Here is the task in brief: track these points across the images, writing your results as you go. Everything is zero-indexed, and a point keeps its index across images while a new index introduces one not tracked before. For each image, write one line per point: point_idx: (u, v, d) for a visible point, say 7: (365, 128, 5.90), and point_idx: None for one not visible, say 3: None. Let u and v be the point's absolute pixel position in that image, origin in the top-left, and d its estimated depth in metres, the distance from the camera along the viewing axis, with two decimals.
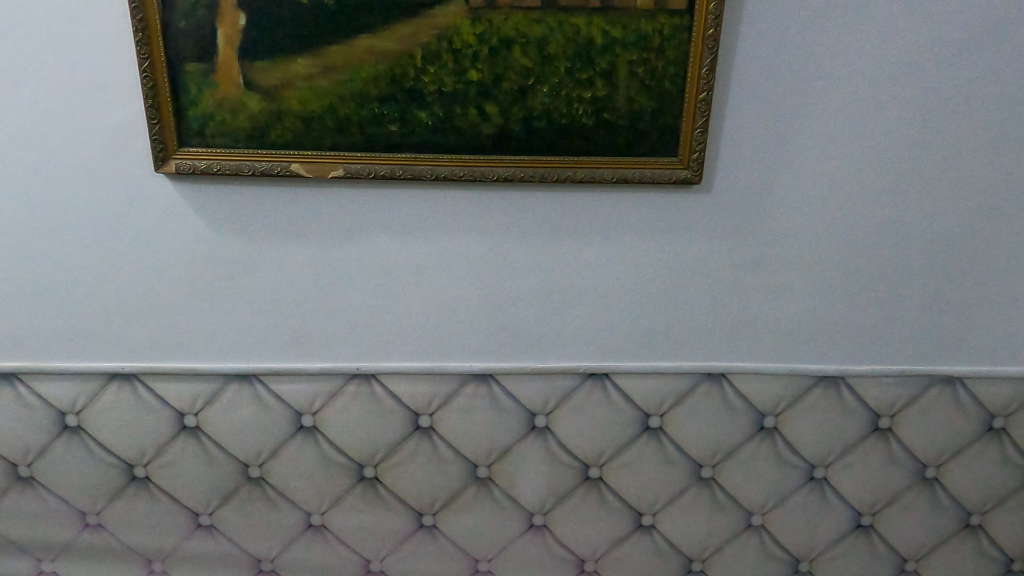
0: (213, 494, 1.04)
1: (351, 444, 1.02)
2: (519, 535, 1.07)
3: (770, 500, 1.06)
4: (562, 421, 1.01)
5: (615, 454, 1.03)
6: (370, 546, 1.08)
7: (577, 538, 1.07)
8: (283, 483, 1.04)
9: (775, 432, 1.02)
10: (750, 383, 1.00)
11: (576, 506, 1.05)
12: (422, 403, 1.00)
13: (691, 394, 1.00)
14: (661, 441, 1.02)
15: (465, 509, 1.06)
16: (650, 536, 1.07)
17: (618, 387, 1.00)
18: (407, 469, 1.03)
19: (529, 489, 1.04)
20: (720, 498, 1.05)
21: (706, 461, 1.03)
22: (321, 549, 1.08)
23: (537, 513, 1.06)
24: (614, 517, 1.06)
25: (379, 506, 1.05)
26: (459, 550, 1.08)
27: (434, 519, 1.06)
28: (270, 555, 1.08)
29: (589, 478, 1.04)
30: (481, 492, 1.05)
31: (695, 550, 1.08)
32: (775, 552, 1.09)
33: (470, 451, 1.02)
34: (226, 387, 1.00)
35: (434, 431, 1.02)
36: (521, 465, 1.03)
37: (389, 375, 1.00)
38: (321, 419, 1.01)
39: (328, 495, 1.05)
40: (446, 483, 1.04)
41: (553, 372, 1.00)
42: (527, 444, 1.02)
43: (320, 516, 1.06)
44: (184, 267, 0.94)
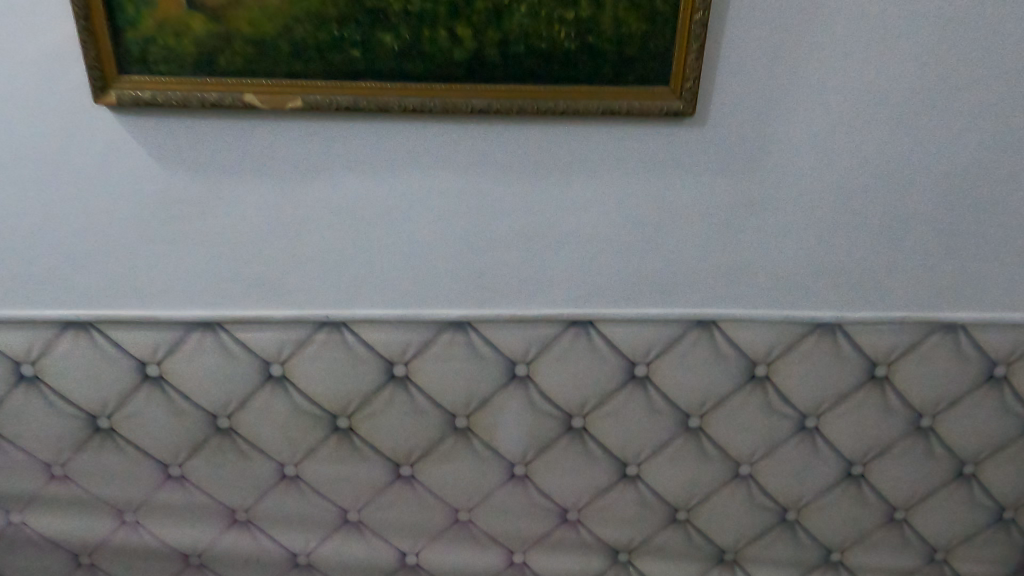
0: (181, 446, 1.00)
1: (323, 395, 0.97)
2: (500, 486, 1.04)
3: (758, 450, 1.02)
4: (544, 370, 0.96)
5: (599, 404, 0.98)
6: (347, 497, 1.05)
7: (559, 488, 1.05)
8: (254, 434, 1.00)
9: (766, 382, 0.98)
10: (742, 332, 0.95)
11: (559, 457, 1.02)
12: (397, 353, 0.95)
13: (679, 342, 0.95)
14: (648, 390, 0.98)
15: (444, 460, 1.02)
16: (634, 486, 1.05)
17: (602, 335, 0.95)
18: (383, 419, 0.99)
19: (510, 440, 1.01)
20: (707, 448, 1.02)
21: (694, 411, 0.99)
22: (296, 500, 1.05)
23: (518, 464, 1.02)
24: (597, 467, 1.03)
25: (355, 457, 1.02)
26: (439, 500, 1.05)
27: (412, 469, 1.03)
28: (245, 506, 1.05)
29: (572, 428, 1.00)
30: (460, 443, 1.01)
31: (679, 500, 1.06)
32: (761, 501, 1.06)
33: (448, 402, 0.98)
34: (189, 336, 0.94)
35: (410, 381, 0.97)
36: (502, 416, 0.99)
37: (360, 323, 0.94)
38: (291, 369, 0.96)
39: (302, 447, 1.01)
40: (424, 434, 1.00)
41: (534, 319, 0.94)
42: (508, 394, 0.98)
43: (295, 466, 1.02)
44: (136, 208, 0.87)
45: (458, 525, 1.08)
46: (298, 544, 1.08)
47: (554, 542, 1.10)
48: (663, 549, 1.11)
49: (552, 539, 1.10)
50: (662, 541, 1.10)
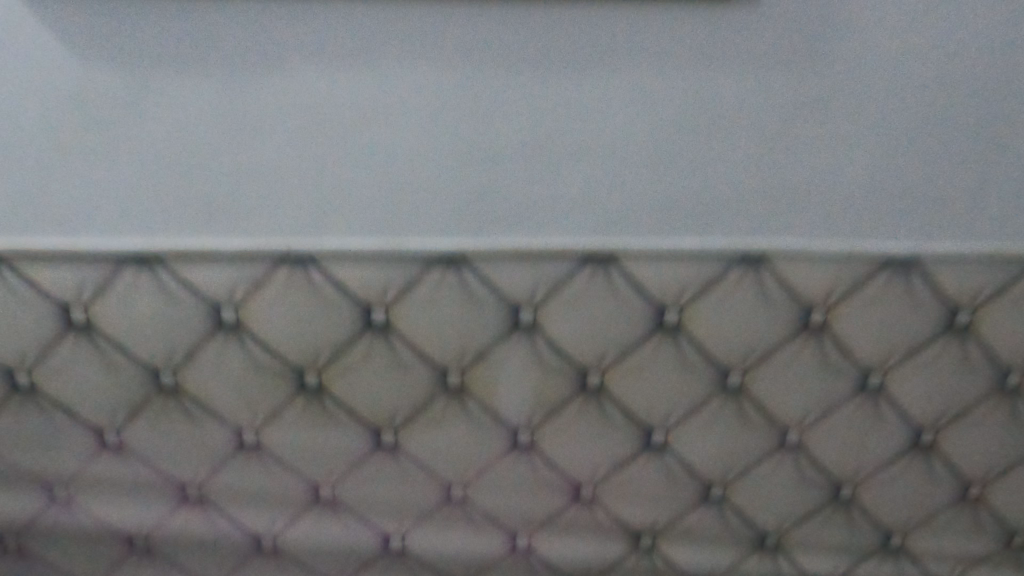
0: (117, 407, 0.83)
1: (286, 346, 0.80)
2: (500, 457, 0.87)
3: (812, 415, 0.85)
4: (552, 316, 0.79)
5: (619, 358, 0.81)
6: (318, 469, 0.88)
7: (570, 459, 0.88)
8: (204, 393, 0.83)
9: (823, 331, 0.80)
10: (796, 269, 0.77)
11: (571, 422, 0.85)
12: (374, 294, 0.78)
13: (719, 283, 0.78)
14: (679, 341, 0.81)
15: (433, 426, 0.85)
16: (660, 458, 0.88)
17: (625, 274, 0.77)
18: (359, 374, 0.82)
19: (512, 401, 0.84)
20: (748, 412, 0.85)
21: (734, 367, 0.82)
22: (258, 474, 0.88)
23: (522, 430, 0.85)
24: (616, 434, 0.86)
25: (326, 422, 0.85)
26: (427, 473, 0.88)
27: (394, 437, 0.86)
28: (197, 481, 0.88)
29: (587, 387, 0.83)
30: (452, 406, 0.84)
31: (715, 475, 0.88)
32: (813, 476, 0.89)
33: (437, 353, 0.81)
34: (119, 274, 0.77)
35: (391, 329, 0.80)
36: (502, 371, 0.82)
37: (328, 259, 0.77)
38: (247, 313, 0.79)
39: (262, 409, 0.84)
40: (409, 395, 0.83)
41: (542, 255, 0.76)
42: (509, 345, 0.81)
43: (254, 433, 0.85)
44: (56, 105, 0.72)
45: (450, 504, 0.91)
46: (262, 526, 0.92)
47: (565, 525, 0.92)
48: (693, 534, 0.93)
49: (562, 521, 0.92)
50: (693, 524, 0.92)
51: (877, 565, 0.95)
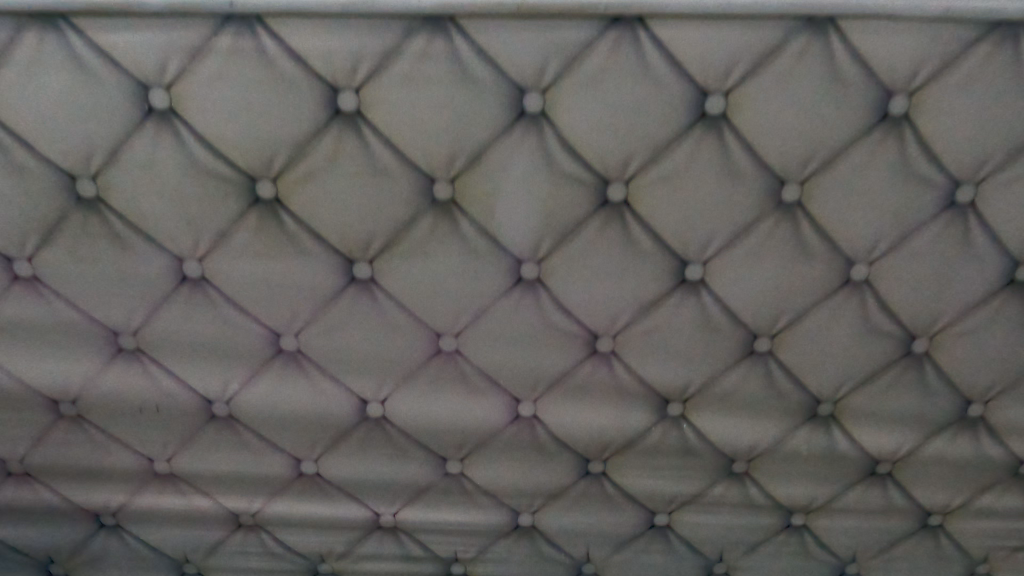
0: (29, 227, 0.68)
1: (231, 143, 0.64)
2: (500, 297, 0.71)
3: (885, 242, 0.68)
4: (566, 103, 0.63)
5: (650, 162, 0.65)
6: (278, 313, 0.72)
7: (587, 301, 0.71)
8: (133, 208, 0.67)
9: (906, 126, 0.64)
10: (873, 39, 0.61)
11: (588, 251, 0.69)
12: (342, 71, 0.62)
13: (778, 55, 0.62)
14: (725, 139, 0.64)
15: (417, 255, 0.69)
16: (696, 300, 0.71)
17: (657, 44, 0.61)
18: (323, 185, 0.65)
19: (515, 221, 0.67)
20: (808, 237, 0.68)
21: (793, 175, 0.65)
22: (205, 319, 0.72)
23: (527, 261, 0.69)
24: (644, 268, 0.70)
25: (285, 249, 0.69)
26: (412, 318, 0.72)
27: (370, 270, 0.70)
28: (133, 327, 0.73)
29: (609, 203, 0.66)
30: (441, 228, 0.68)
31: (762, 322, 0.72)
32: (881, 325, 0.73)
33: (420, 156, 0.64)
34: (20, 39, 0.61)
35: (362, 121, 0.63)
36: (503, 181, 0.65)
37: (285, 20, 0.61)
38: (181, 97, 0.63)
39: (206, 231, 0.68)
40: (386, 212, 0.67)
41: (552, 13, 0.60)
42: (511, 144, 0.64)
43: (199, 263, 0.69)
44: None
45: (440, 359, 0.75)
46: (214, 388, 0.76)
47: (578, 388, 0.77)
48: (732, 400, 0.78)
49: (574, 384, 0.76)
50: (732, 386, 0.77)
51: (949, 440, 0.80)
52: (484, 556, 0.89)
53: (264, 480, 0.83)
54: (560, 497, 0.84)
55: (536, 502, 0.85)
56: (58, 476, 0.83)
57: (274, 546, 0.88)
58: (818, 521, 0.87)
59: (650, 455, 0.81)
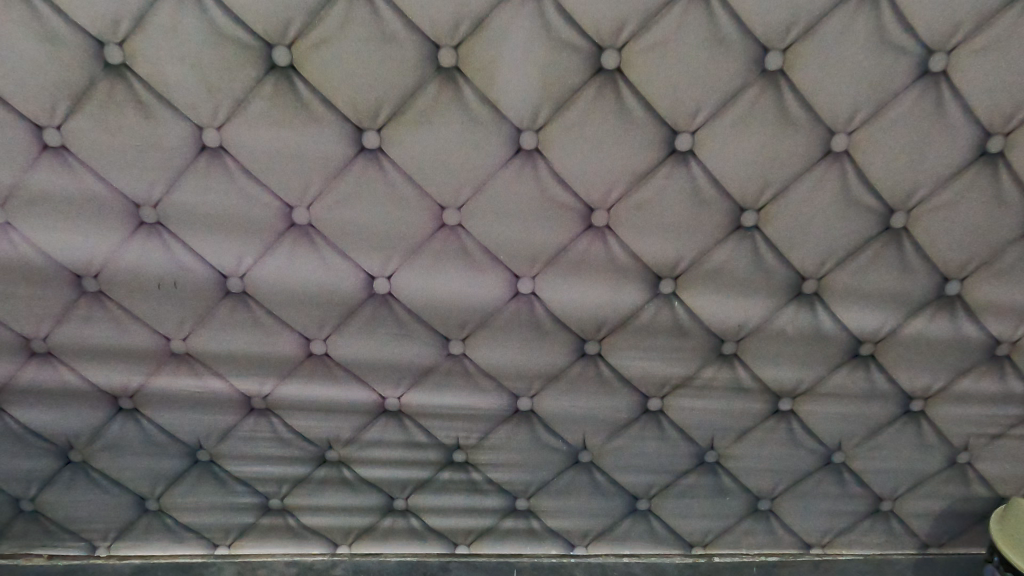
0: (59, 94, 0.72)
1: (250, 9, 0.68)
2: (500, 167, 0.75)
3: (863, 111, 0.73)
4: None
5: (642, 29, 0.69)
6: (291, 184, 0.76)
7: (583, 172, 0.76)
8: (157, 75, 0.71)
9: None
10: None
11: (583, 120, 0.73)
12: None
13: None
14: (711, 6, 0.68)
15: (422, 124, 0.73)
16: (686, 171, 0.76)
17: None
18: (336, 51, 0.70)
19: (515, 89, 0.71)
20: (791, 107, 0.73)
21: (775, 43, 0.70)
22: (223, 190, 0.77)
23: (526, 131, 0.73)
24: (636, 139, 0.74)
25: (298, 117, 0.73)
26: (417, 190, 0.76)
27: (379, 140, 0.74)
28: (153, 199, 0.77)
29: (603, 70, 0.71)
30: (445, 96, 0.72)
31: (748, 194, 0.77)
32: (861, 199, 0.77)
33: (426, 22, 0.69)
34: None
35: None
36: (504, 47, 0.70)
37: None
38: None
39: (225, 98, 0.72)
40: (394, 79, 0.71)
41: None
42: (511, 10, 0.68)
43: (217, 132, 0.74)
44: None
45: (444, 234, 0.79)
46: (229, 262, 0.80)
47: (575, 264, 0.81)
48: (721, 277, 0.82)
49: (571, 259, 0.80)
50: (721, 263, 0.81)
51: (928, 320, 0.84)
52: (485, 443, 0.93)
53: (275, 361, 0.87)
54: (557, 380, 0.88)
55: (535, 386, 0.89)
56: (77, 357, 0.86)
57: (284, 432, 0.92)
58: (804, 406, 0.90)
59: (644, 335, 0.85)
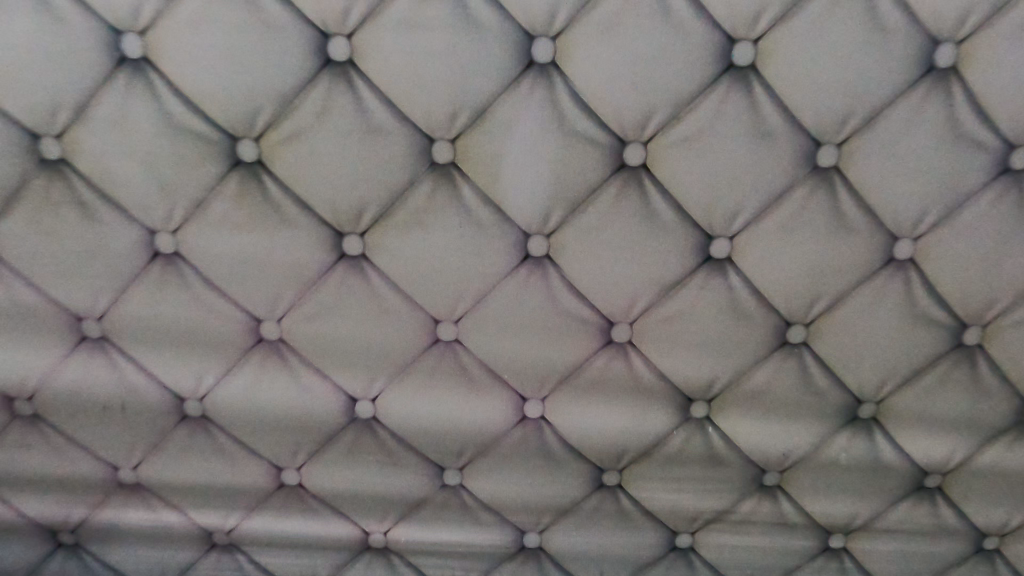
0: None
1: (211, 96, 0.58)
2: (505, 276, 0.64)
3: (933, 213, 0.62)
4: (580, 52, 0.57)
5: (672, 120, 0.59)
6: (259, 294, 0.65)
7: (602, 282, 0.64)
8: (101, 172, 0.60)
9: (953, 79, 0.58)
10: None
11: (602, 223, 0.62)
12: (334, 14, 0.56)
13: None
14: (754, 94, 0.58)
15: (413, 227, 0.62)
16: (722, 280, 0.64)
17: None
18: (311, 146, 0.59)
19: (522, 188, 0.61)
20: (846, 209, 0.62)
21: (829, 135, 0.59)
22: (179, 302, 0.65)
23: (535, 236, 0.63)
24: (663, 245, 0.63)
25: (267, 219, 0.62)
26: (407, 302, 0.65)
27: (362, 245, 0.63)
28: (98, 311, 0.66)
29: (626, 166, 0.60)
30: (440, 195, 0.61)
31: (795, 307, 0.65)
32: (928, 312, 0.65)
33: (419, 113, 0.58)
34: None
35: (355, 73, 0.57)
36: (510, 140, 0.59)
37: None
38: (156, 43, 0.57)
39: (181, 198, 0.61)
40: (380, 176, 0.60)
41: None
42: (519, 98, 0.58)
43: (173, 236, 0.63)
44: None
45: (438, 350, 0.67)
46: (186, 383, 0.69)
47: (591, 385, 0.69)
48: (763, 400, 0.70)
49: (587, 380, 0.68)
50: (762, 384, 0.69)
51: (1006, 448, 0.72)
52: None
53: (241, 491, 0.74)
54: (571, 514, 0.75)
55: (544, 520, 0.75)
56: (10, 488, 0.74)
57: (250, 569, 0.79)
58: (859, 544, 0.77)
59: (672, 465, 0.73)
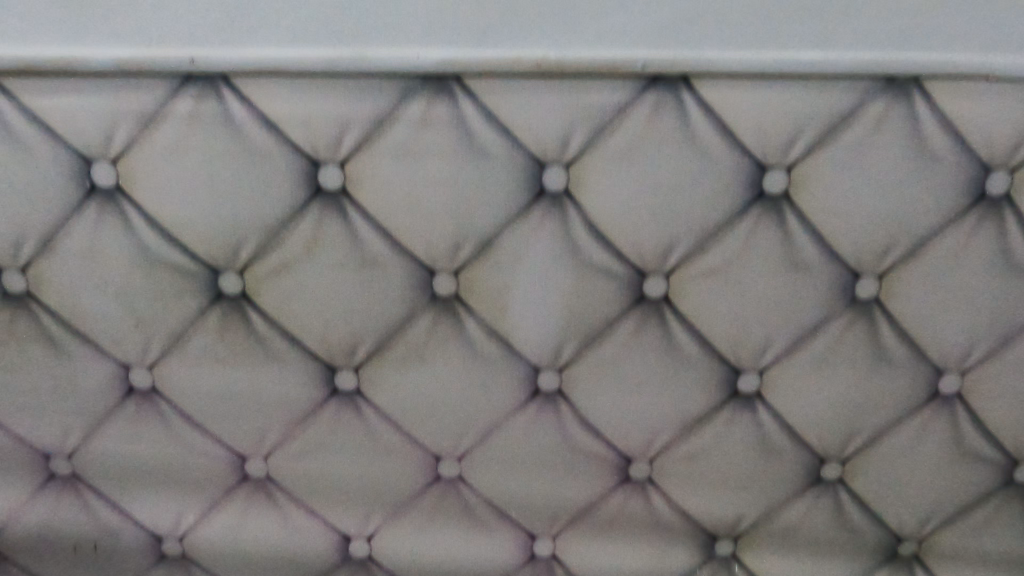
0: None
1: (190, 227, 0.53)
2: (512, 413, 0.59)
3: (982, 346, 0.56)
4: (595, 180, 0.52)
5: (696, 251, 0.53)
6: (243, 431, 0.59)
7: (618, 417, 0.59)
8: (70, 307, 0.55)
9: (1006, 207, 0.52)
10: (973, 103, 0.50)
11: (619, 357, 0.57)
12: (323, 141, 0.50)
13: (855, 122, 0.50)
14: (787, 223, 0.53)
15: (411, 362, 0.57)
16: (750, 416, 0.59)
17: (705, 110, 0.50)
18: (301, 278, 0.54)
19: (531, 321, 0.55)
20: (887, 342, 0.56)
21: (869, 266, 0.54)
22: (155, 438, 0.60)
23: (546, 370, 0.57)
24: (686, 380, 0.57)
25: (252, 355, 0.57)
26: (405, 439, 0.60)
27: (356, 380, 0.57)
28: (67, 449, 0.60)
29: (645, 299, 0.55)
30: (442, 329, 0.56)
31: (831, 443, 0.60)
32: (976, 449, 0.60)
33: (418, 244, 0.53)
34: None
35: (348, 203, 0.52)
36: (518, 272, 0.54)
37: (251, 82, 0.49)
38: (129, 172, 0.51)
39: (158, 333, 0.56)
40: (376, 310, 0.55)
41: (580, 73, 0.49)
42: (528, 228, 0.53)
43: (149, 372, 0.57)
44: None
45: (439, 488, 0.62)
46: (164, 521, 0.63)
47: (607, 523, 0.63)
48: (795, 538, 0.63)
49: (602, 517, 0.63)
50: (794, 522, 0.63)
51: None
52: None
53: None
54: None
55: None
56: None
57: None
58: None
59: None
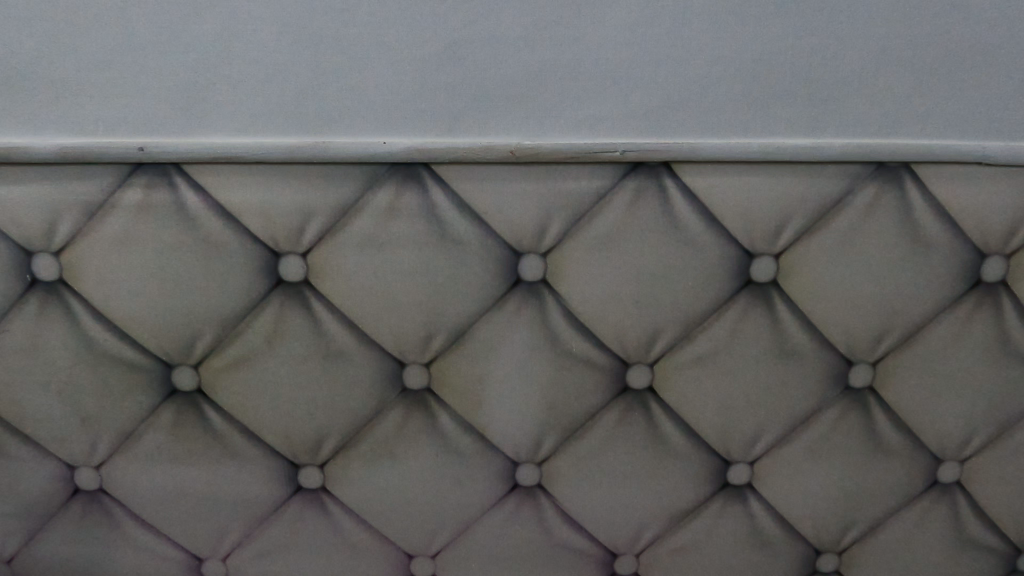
0: None
1: (140, 321, 0.49)
2: (489, 509, 0.55)
3: (981, 434, 0.54)
4: (574, 270, 0.49)
5: (682, 341, 0.51)
6: (201, 531, 0.55)
7: (603, 511, 0.55)
8: (9, 405, 0.51)
9: (1002, 293, 0.50)
10: (965, 188, 0.48)
11: (602, 451, 0.53)
12: (284, 231, 0.47)
13: (844, 207, 0.48)
14: (776, 311, 0.50)
15: (380, 458, 0.53)
16: (741, 508, 0.55)
17: (689, 197, 0.48)
18: (261, 373, 0.51)
19: (509, 415, 0.52)
20: (883, 431, 0.53)
21: (863, 354, 0.51)
22: (104, 541, 0.55)
23: (525, 465, 0.53)
24: (673, 473, 0.54)
25: (209, 452, 0.53)
26: (375, 539, 0.56)
27: (322, 477, 0.54)
28: (7, 554, 0.55)
29: (629, 390, 0.52)
30: (412, 423, 0.52)
31: (826, 534, 0.56)
32: (977, 538, 0.57)
33: (386, 337, 0.50)
34: None
35: (310, 294, 0.49)
36: (493, 364, 0.51)
37: (207, 169, 0.46)
38: (73, 265, 0.48)
39: (106, 431, 0.52)
40: (342, 405, 0.51)
41: (555, 157, 0.46)
42: (503, 319, 0.50)
43: (97, 472, 0.53)
44: None
45: None
46: None
47: None
48: None
49: None
50: None
51: None
52: None
53: None
54: None
55: None
56: None
57: None
58: None
59: None
